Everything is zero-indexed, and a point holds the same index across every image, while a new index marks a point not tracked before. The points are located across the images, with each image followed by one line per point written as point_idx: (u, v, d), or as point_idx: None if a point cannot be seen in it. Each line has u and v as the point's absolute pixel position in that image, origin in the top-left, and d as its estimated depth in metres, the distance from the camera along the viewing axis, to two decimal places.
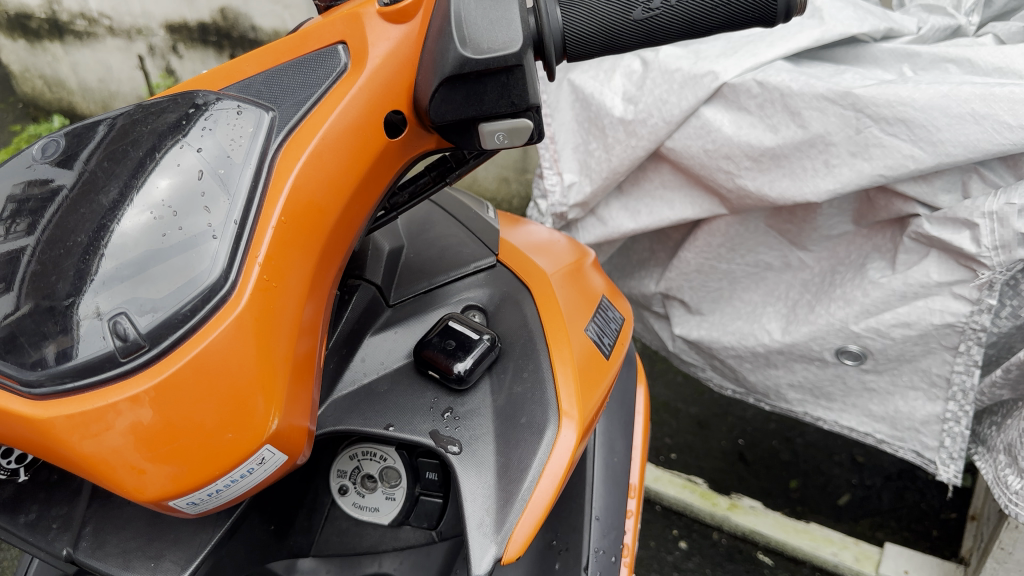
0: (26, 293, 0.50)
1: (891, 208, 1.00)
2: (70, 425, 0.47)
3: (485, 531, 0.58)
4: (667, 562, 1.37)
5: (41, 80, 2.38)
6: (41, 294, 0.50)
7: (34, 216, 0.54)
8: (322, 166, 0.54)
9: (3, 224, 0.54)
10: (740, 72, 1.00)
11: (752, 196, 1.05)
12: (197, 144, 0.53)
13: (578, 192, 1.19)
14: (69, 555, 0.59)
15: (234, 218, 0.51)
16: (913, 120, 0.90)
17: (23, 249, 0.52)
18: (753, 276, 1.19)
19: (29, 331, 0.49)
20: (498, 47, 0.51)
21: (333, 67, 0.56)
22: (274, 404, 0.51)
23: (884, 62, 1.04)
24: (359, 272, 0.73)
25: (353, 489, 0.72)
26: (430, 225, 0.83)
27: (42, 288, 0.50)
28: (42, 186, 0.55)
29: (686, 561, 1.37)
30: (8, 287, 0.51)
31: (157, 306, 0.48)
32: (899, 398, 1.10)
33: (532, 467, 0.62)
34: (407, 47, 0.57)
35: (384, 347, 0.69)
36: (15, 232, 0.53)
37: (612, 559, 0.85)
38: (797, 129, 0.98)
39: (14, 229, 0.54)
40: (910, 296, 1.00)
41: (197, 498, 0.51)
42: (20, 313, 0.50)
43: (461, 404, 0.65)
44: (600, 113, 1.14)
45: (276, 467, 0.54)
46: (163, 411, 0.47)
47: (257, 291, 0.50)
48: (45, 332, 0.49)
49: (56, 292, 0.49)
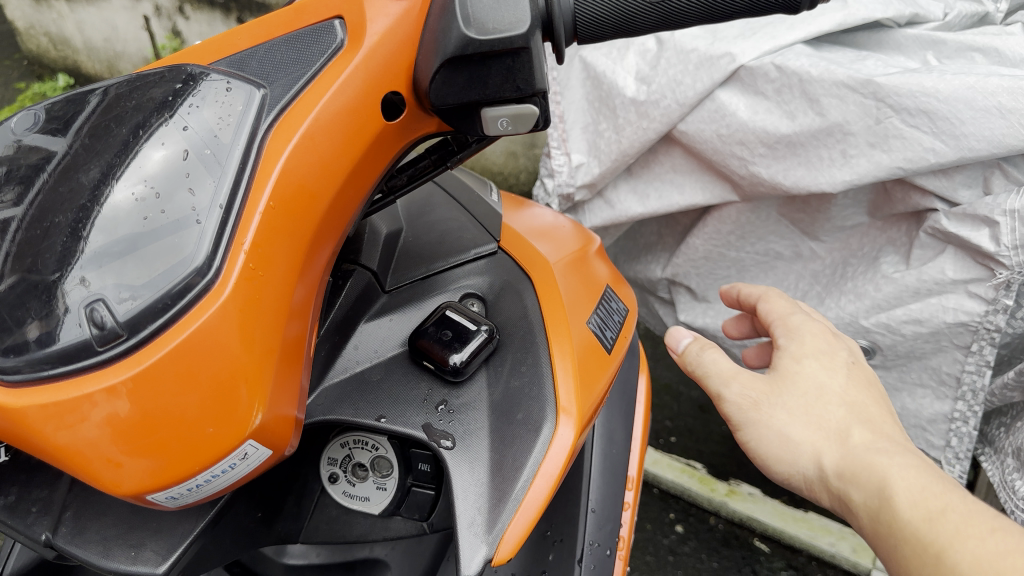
0: (11, 265, 0.48)
1: (908, 201, 0.97)
2: (44, 415, 0.45)
3: (476, 531, 0.56)
4: (663, 545, 1.35)
5: (45, 38, 2.34)
6: (25, 266, 0.48)
7: (25, 184, 0.51)
8: (314, 149, 0.51)
9: None
10: (759, 54, 0.97)
11: (765, 184, 1.02)
12: (184, 122, 0.51)
13: (585, 173, 1.17)
14: (47, 540, 0.58)
15: (220, 201, 0.48)
16: (935, 112, 0.87)
17: (10, 219, 0.50)
18: (762, 265, 1.17)
19: (12, 306, 0.47)
20: (504, 28, 0.48)
21: (329, 44, 0.53)
22: (258, 397, 0.49)
23: (907, 48, 1.01)
24: (355, 256, 0.70)
25: (344, 477, 0.71)
26: (431, 208, 0.80)
27: (27, 261, 0.48)
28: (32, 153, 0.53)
29: (681, 545, 1.35)
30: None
31: (137, 293, 0.46)
32: (907, 395, 1.08)
33: (527, 467, 0.60)
34: (407, 24, 0.53)
35: (379, 335, 0.67)
36: (2, 202, 0.51)
37: (606, 552, 0.83)
38: (815, 116, 0.95)
39: (2, 199, 0.51)
40: (923, 293, 0.98)
41: (177, 492, 0.49)
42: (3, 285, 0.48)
43: (456, 397, 0.63)
44: (611, 93, 1.10)
45: (261, 461, 0.52)
46: (141, 403, 0.45)
47: (243, 280, 0.48)
48: (28, 308, 0.47)
49: (43, 266, 0.47)
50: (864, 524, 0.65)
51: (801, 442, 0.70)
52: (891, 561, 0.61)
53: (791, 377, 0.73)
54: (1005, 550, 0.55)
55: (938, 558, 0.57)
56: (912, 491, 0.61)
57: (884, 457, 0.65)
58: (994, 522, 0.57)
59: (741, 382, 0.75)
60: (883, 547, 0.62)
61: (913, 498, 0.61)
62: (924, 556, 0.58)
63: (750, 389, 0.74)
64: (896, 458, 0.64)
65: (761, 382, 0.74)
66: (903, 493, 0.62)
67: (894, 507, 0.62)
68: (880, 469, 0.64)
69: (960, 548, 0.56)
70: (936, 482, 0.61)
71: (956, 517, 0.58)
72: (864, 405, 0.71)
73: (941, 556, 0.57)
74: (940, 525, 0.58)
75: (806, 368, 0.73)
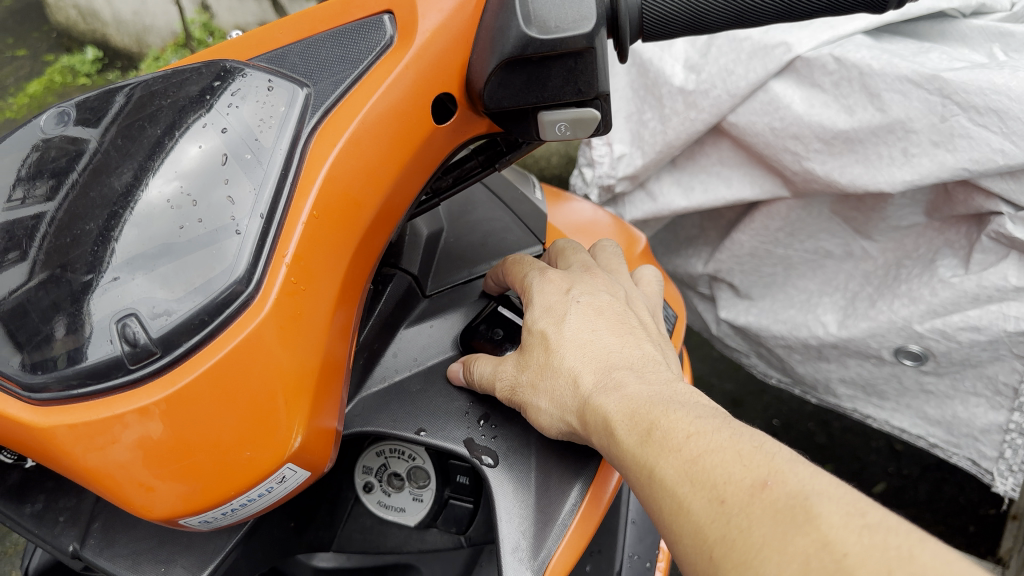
0: (41, 262, 0.46)
1: (969, 203, 0.92)
2: (74, 436, 0.42)
3: (521, 556, 0.54)
4: None
5: (74, 10, 2.30)
6: (56, 263, 0.45)
7: (56, 178, 0.48)
8: (360, 154, 0.47)
9: (21, 187, 0.49)
10: (816, 45, 0.92)
11: (820, 181, 0.97)
12: (224, 123, 0.48)
13: (627, 165, 1.12)
14: (75, 552, 0.56)
15: (260, 210, 0.45)
16: (1006, 111, 0.82)
17: (40, 217, 0.47)
18: (810, 263, 1.12)
19: (41, 308, 0.45)
20: (568, 27, 0.44)
21: (377, 40, 0.49)
22: (299, 418, 0.46)
23: (973, 40, 0.95)
24: (395, 260, 0.67)
25: (379, 487, 0.68)
26: (472, 207, 0.76)
27: (59, 260, 0.45)
28: (63, 144, 0.50)
29: None
30: (20, 257, 0.46)
31: (172, 308, 0.43)
32: (959, 404, 1.04)
33: (576, 490, 0.57)
34: (462, 20, 0.49)
35: (419, 341, 0.63)
36: (33, 196, 0.48)
37: (648, 564, 0.80)
38: (875, 112, 0.90)
39: (33, 193, 0.48)
40: (983, 299, 0.93)
41: (211, 516, 0.46)
42: (31, 284, 0.45)
43: (499, 411, 0.61)
44: (658, 81, 1.06)
45: (300, 483, 0.49)
46: (174, 426, 0.42)
47: (283, 295, 0.45)
48: (58, 306, 0.44)
49: (71, 269, 0.45)
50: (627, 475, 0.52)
51: (545, 429, 0.56)
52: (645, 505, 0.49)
53: (527, 341, 0.57)
54: (702, 456, 0.44)
55: (650, 480, 0.46)
56: (613, 432, 0.49)
57: (609, 393, 0.51)
58: (683, 432, 0.46)
59: (490, 365, 0.58)
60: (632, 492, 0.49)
61: (614, 442, 0.49)
62: (639, 479, 0.47)
63: (504, 374, 0.57)
64: (622, 388, 0.51)
65: (506, 363, 0.58)
66: (620, 423, 0.49)
67: (616, 448, 0.49)
68: (601, 409, 0.51)
69: (665, 459, 0.45)
70: (655, 399, 0.49)
71: (663, 432, 0.47)
72: (589, 343, 0.55)
73: (652, 474, 0.46)
74: (649, 444, 0.47)
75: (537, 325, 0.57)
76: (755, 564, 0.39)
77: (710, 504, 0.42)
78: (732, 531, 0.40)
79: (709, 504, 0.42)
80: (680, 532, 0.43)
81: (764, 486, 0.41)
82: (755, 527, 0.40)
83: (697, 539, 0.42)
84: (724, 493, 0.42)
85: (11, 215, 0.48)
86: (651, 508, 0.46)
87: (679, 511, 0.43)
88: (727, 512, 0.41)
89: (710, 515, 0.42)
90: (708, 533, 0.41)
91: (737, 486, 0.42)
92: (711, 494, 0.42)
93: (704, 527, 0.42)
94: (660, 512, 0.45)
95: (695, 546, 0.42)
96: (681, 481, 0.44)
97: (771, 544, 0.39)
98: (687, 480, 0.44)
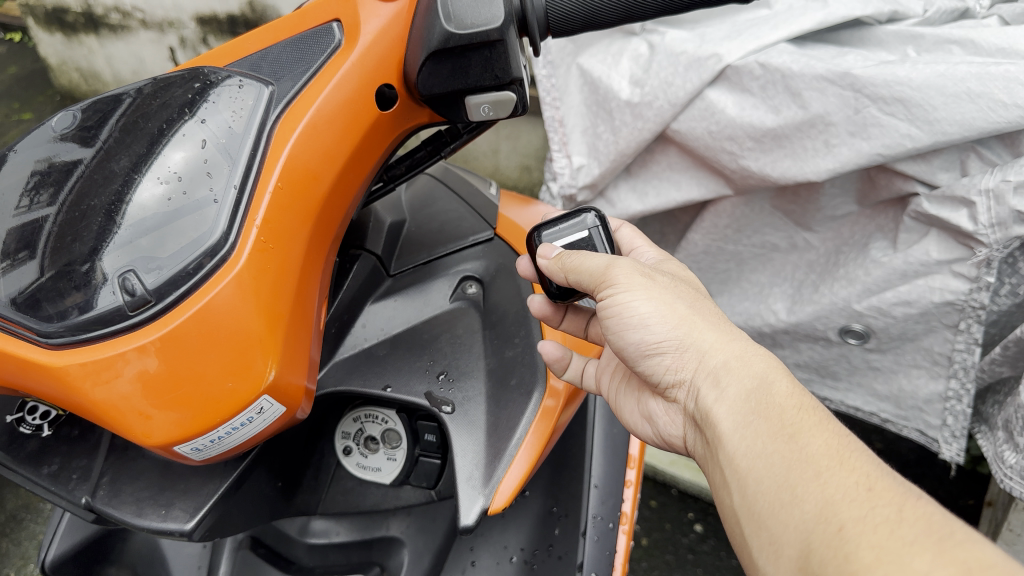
0: (47, 258, 0.53)
1: (892, 187, 1.02)
2: (83, 373, 0.50)
3: (474, 484, 0.62)
4: (682, 544, 1.29)
5: (76, 72, 2.40)
6: (61, 257, 0.53)
7: (57, 185, 0.56)
8: (316, 136, 0.58)
9: (26, 196, 0.57)
10: (743, 54, 1.02)
11: (755, 176, 1.07)
12: (203, 117, 0.57)
13: (586, 174, 1.21)
14: (87, 503, 0.63)
15: (234, 183, 0.55)
16: (908, 99, 0.92)
17: (45, 217, 0.55)
18: (759, 257, 1.22)
19: (48, 291, 0.52)
20: (481, 23, 0.54)
21: (329, 43, 0.61)
22: (271, 357, 0.54)
23: (889, 44, 1.04)
24: (360, 243, 0.76)
25: (357, 450, 0.80)
26: (433, 201, 0.86)
27: (61, 251, 0.53)
28: (62, 158, 0.58)
29: (701, 544, 1.29)
30: (30, 255, 0.54)
31: (162, 265, 0.52)
32: (903, 377, 1.10)
33: (520, 425, 0.65)
34: (398, 24, 0.61)
35: (385, 314, 0.73)
36: (37, 203, 0.56)
37: (610, 526, 0.82)
38: (798, 110, 1.00)
39: (38, 200, 0.56)
40: (911, 275, 1.02)
41: (200, 443, 0.54)
42: (43, 277, 0.53)
43: (455, 367, 0.70)
44: (607, 97, 1.15)
45: (275, 419, 0.57)
46: (168, 360, 0.51)
47: (255, 251, 0.54)
48: (62, 290, 0.52)
49: (75, 254, 0.53)
50: (715, 411, 0.58)
51: (653, 318, 0.63)
52: (734, 441, 0.56)
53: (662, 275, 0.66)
54: (859, 455, 0.51)
55: (793, 433, 0.53)
56: (765, 376, 0.57)
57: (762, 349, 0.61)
58: (831, 420, 0.54)
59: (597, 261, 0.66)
60: (744, 433, 0.55)
61: (764, 368, 0.58)
62: (778, 438, 0.53)
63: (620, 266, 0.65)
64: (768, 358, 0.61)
65: (631, 263, 0.66)
66: (777, 384, 0.56)
67: (761, 387, 0.57)
68: (754, 361, 0.59)
69: (813, 433, 0.53)
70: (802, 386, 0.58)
71: (822, 415, 0.54)
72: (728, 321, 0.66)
73: (794, 437, 0.53)
74: (806, 415, 0.54)
75: (678, 283, 0.66)
76: (902, 549, 0.43)
77: (859, 488, 0.48)
78: (879, 517, 0.46)
79: (856, 487, 0.48)
80: (805, 498, 0.49)
81: (918, 498, 0.47)
82: (908, 525, 0.45)
83: (830, 511, 0.48)
84: (873, 484, 0.48)
85: (21, 219, 0.56)
86: (774, 467, 0.52)
87: (817, 477, 0.50)
88: (873, 500, 0.47)
89: (855, 494, 0.48)
90: (843, 509, 0.47)
91: (889, 485, 0.48)
92: (861, 480, 0.49)
93: (845, 501, 0.48)
94: (786, 475, 0.51)
95: (823, 516, 0.48)
96: (826, 457, 0.51)
97: (920, 542, 0.44)
98: (834, 459, 0.51)
